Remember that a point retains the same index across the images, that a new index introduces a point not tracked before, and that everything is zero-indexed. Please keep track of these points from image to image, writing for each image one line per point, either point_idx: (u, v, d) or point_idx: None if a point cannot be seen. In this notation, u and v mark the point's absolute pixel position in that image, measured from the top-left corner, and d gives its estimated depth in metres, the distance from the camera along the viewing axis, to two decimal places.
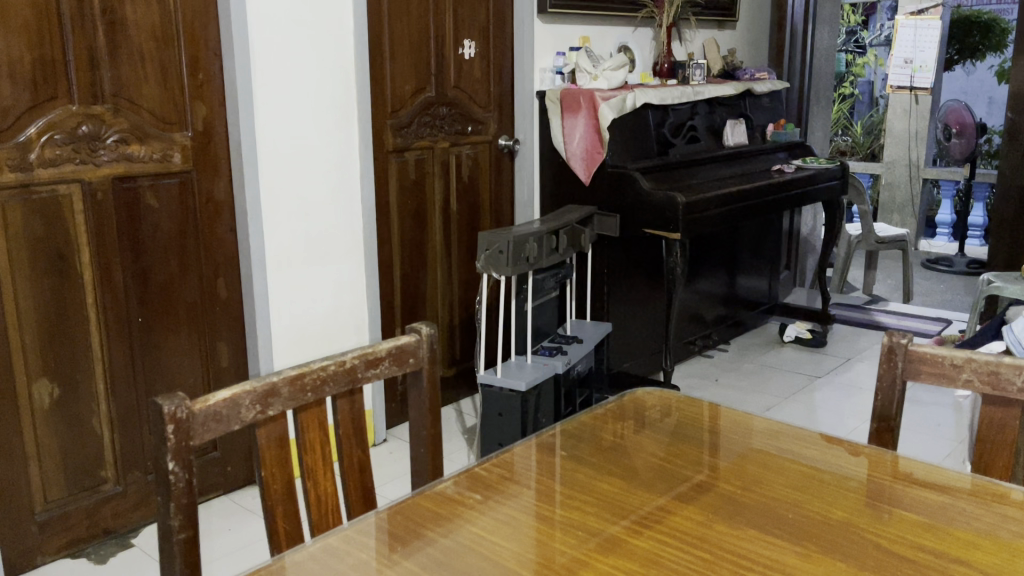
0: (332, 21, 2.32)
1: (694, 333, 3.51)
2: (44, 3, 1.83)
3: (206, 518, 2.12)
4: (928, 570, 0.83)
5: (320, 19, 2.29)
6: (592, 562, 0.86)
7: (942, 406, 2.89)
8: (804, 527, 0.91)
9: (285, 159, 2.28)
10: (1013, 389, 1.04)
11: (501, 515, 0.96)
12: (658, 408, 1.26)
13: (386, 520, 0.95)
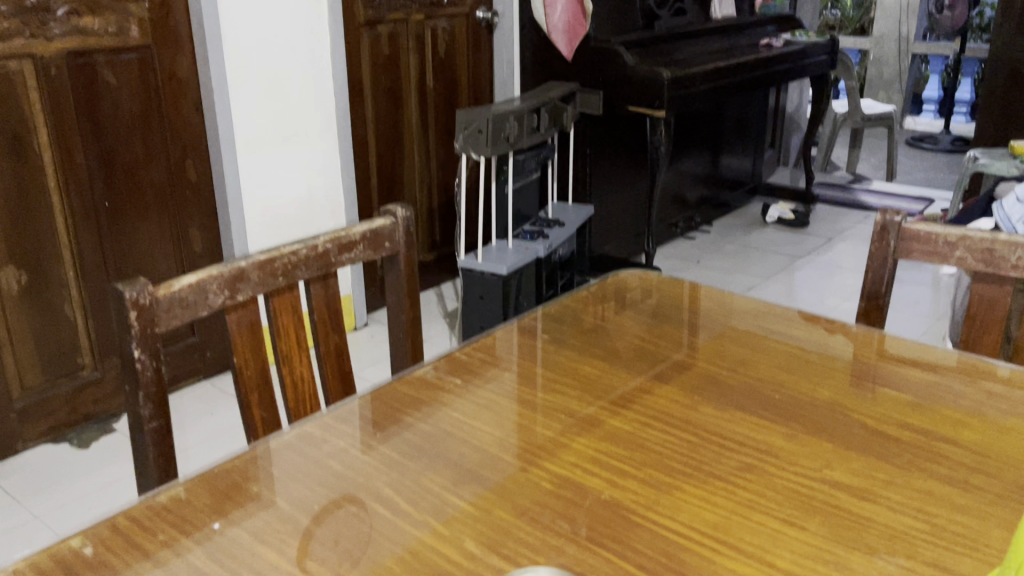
0: None
1: (676, 214, 3.48)
2: None
3: (176, 407, 2.09)
4: (914, 448, 0.82)
5: None
6: (574, 445, 0.85)
7: (921, 283, 2.90)
8: (790, 407, 0.90)
9: (250, 31, 2.15)
10: (1006, 266, 1.01)
11: (481, 399, 0.94)
12: (641, 289, 1.22)
13: (364, 406, 0.93)
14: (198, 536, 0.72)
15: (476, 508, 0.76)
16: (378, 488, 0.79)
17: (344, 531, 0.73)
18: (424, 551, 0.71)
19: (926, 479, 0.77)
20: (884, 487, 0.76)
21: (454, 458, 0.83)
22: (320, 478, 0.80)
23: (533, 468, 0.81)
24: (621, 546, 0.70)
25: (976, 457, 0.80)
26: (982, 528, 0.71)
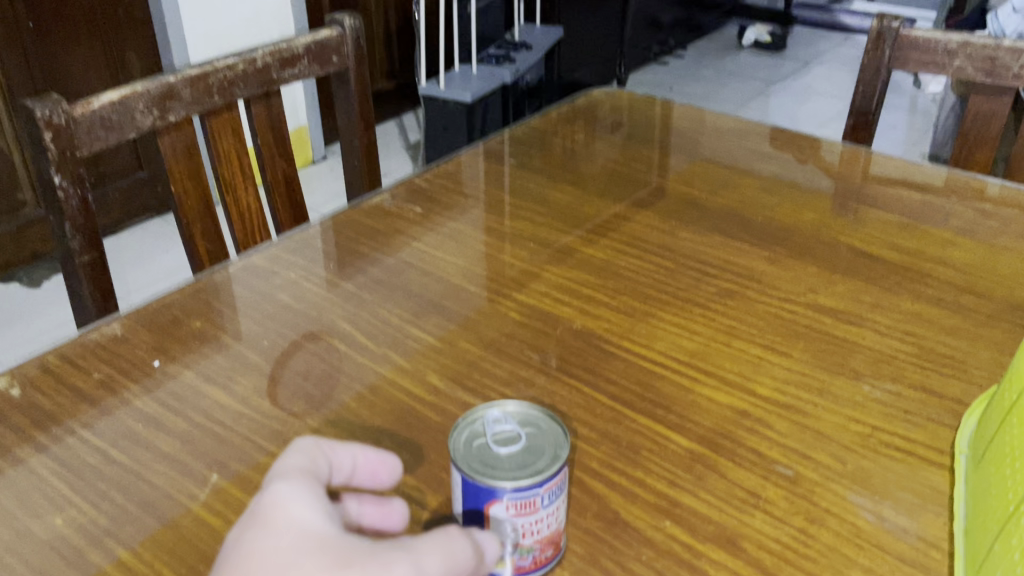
0: None
1: (649, 39, 3.32)
2: None
3: (112, 250, 1.98)
4: (903, 270, 0.77)
5: None
6: (543, 275, 0.79)
7: (899, 106, 2.83)
8: (772, 230, 0.84)
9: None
10: (1007, 76, 0.93)
11: (444, 229, 0.87)
12: (614, 109, 1.14)
13: (317, 236, 0.86)
14: (140, 377, 0.67)
15: (439, 342, 0.71)
16: (333, 323, 0.74)
17: (297, 370, 0.68)
18: (384, 388, 0.66)
19: (914, 300, 0.73)
20: (870, 311, 0.72)
21: (415, 291, 0.78)
22: (270, 312, 0.75)
23: (500, 300, 0.76)
24: (595, 377, 0.66)
25: (968, 279, 0.76)
26: (971, 350, 0.67)
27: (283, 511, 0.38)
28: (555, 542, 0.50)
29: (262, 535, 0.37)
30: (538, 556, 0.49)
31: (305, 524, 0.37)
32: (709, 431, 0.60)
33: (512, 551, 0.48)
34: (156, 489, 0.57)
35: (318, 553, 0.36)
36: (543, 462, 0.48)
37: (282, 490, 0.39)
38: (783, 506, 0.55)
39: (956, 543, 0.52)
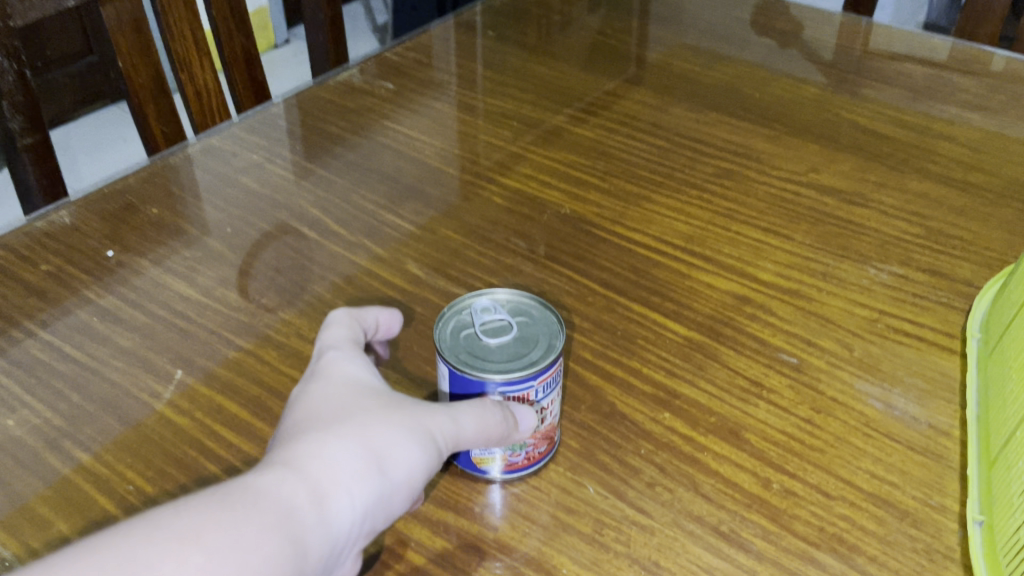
0: None
1: None
2: None
3: (61, 140, 1.88)
4: (910, 147, 0.73)
5: None
6: (528, 156, 0.74)
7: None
8: (771, 107, 0.79)
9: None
10: None
11: (419, 107, 0.81)
12: None
13: (282, 115, 0.79)
14: (94, 269, 0.62)
15: (418, 228, 0.66)
16: (302, 209, 0.68)
17: (267, 260, 0.63)
18: (360, 279, 0.61)
19: (922, 179, 0.69)
20: (875, 190, 0.68)
21: (391, 175, 0.72)
22: (233, 197, 0.69)
23: (482, 183, 0.70)
24: (586, 264, 0.62)
25: (977, 156, 0.71)
26: (982, 231, 0.63)
27: (342, 368, 0.43)
28: (549, 437, 0.47)
29: (325, 383, 0.42)
30: (532, 452, 0.46)
31: (360, 377, 0.43)
32: (708, 319, 0.57)
33: (503, 446, 0.45)
34: (117, 388, 0.53)
35: (375, 397, 0.42)
36: (537, 353, 0.45)
37: (335, 354, 0.44)
38: (789, 395, 0.52)
39: (968, 430, 0.49)
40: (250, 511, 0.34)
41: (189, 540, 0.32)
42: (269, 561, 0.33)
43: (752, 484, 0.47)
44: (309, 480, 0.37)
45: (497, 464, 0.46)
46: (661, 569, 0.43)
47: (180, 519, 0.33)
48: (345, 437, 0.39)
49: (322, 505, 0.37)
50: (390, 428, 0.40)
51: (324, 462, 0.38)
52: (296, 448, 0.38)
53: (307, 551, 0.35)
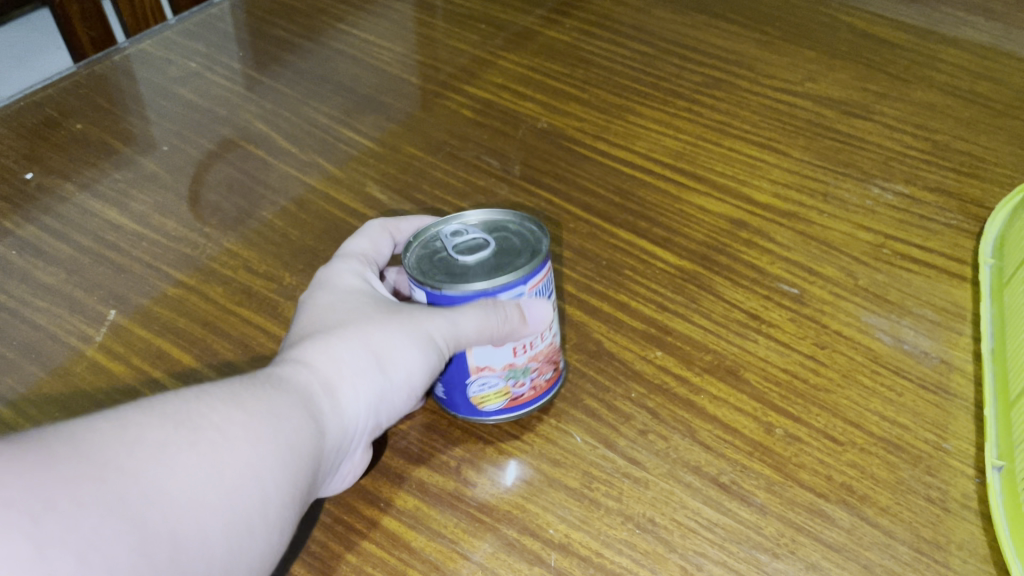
0: None
1: None
2: None
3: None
4: (911, 54, 0.67)
5: None
6: (497, 62, 0.67)
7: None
8: (759, 8, 0.73)
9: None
10: None
11: (374, 8, 0.73)
12: None
13: (222, 16, 0.71)
14: (11, 195, 0.55)
15: (377, 145, 0.59)
16: (247, 124, 0.61)
17: (208, 182, 0.57)
18: (314, 203, 0.55)
19: (927, 90, 0.63)
20: (876, 101, 0.62)
21: (346, 85, 0.65)
22: (168, 111, 0.62)
23: (448, 94, 0.64)
24: (565, 185, 0.56)
25: (983, 62, 0.66)
26: (990, 146, 0.59)
27: (351, 279, 0.42)
28: (554, 361, 0.43)
29: (338, 289, 0.42)
30: (537, 380, 0.43)
31: (370, 290, 0.42)
32: (700, 246, 0.52)
33: (504, 373, 0.42)
34: (40, 329, 0.47)
35: (381, 301, 0.41)
36: (522, 260, 0.40)
37: (348, 265, 0.43)
38: (790, 330, 0.47)
39: (983, 366, 0.45)
40: (272, 389, 0.34)
41: (225, 405, 0.32)
42: (296, 433, 0.33)
43: (753, 431, 0.43)
44: (319, 371, 0.36)
45: (498, 402, 0.42)
46: (657, 527, 0.39)
47: (215, 389, 0.33)
48: (351, 334, 0.38)
49: (334, 394, 0.36)
50: (396, 324, 0.39)
51: (334, 355, 0.37)
52: (312, 343, 0.37)
53: (323, 434, 0.35)
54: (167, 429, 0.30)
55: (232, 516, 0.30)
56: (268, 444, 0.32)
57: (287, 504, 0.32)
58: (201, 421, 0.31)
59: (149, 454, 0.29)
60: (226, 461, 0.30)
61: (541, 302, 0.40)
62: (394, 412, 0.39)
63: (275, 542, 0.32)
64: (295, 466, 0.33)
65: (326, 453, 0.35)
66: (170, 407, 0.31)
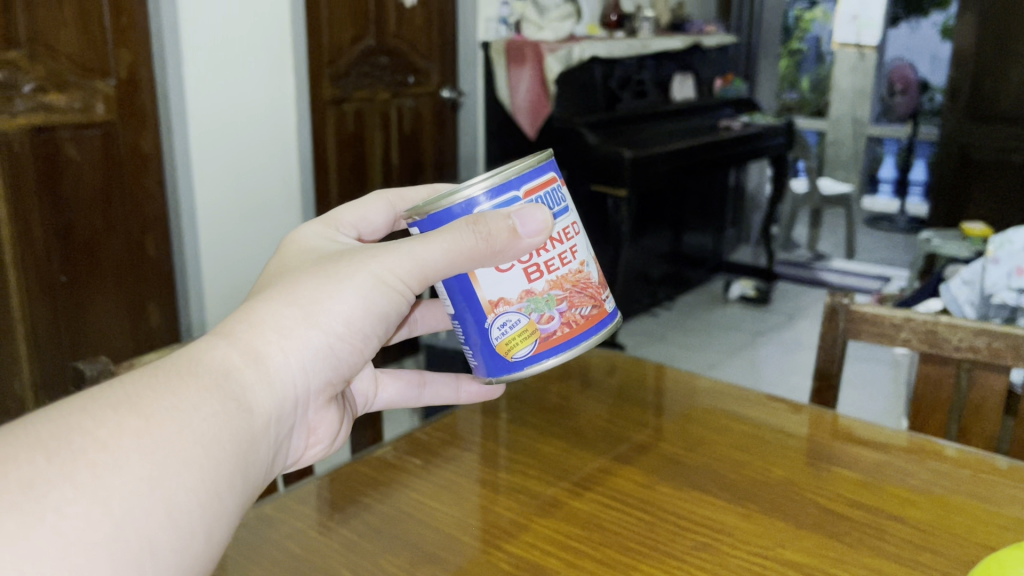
0: None
1: (641, 291, 3.60)
2: None
3: None
4: (865, 527, 0.83)
5: None
6: (532, 526, 0.85)
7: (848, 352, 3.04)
8: (743, 486, 0.91)
9: (213, 99, 2.28)
10: (949, 347, 1.03)
11: (441, 479, 0.95)
12: (603, 368, 1.25)
13: (326, 487, 0.93)
14: None
15: None
16: (336, 571, 0.79)
17: None
18: None
19: (871, 556, 0.78)
20: (832, 566, 0.77)
21: (413, 539, 0.84)
22: (278, 560, 0.81)
23: (490, 550, 0.81)
24: None
25: (920, 534, 0.81)
26: None
27: (294, 257, 0.61)
28: (573, 301, 0.69)
29: (280, 266, 0.60)
30: (561, 313, 0.69)
31: (317, 249, 0.62)
32: None
33: (523, 306, 0.68)
34: None
35: (312, 262, 0.58)
36: (514, 176, 0.65)
37: (300, 239, 0.63)
38: None
39: None
40: (179, 375, 0.46)
41: (114, 412, 0.42)
42: (205, 421, 0.45)
43: None
44: (242, 341, 0.51)
45: (532, 344, 0.69)
46: None
47: (105, 395, 0.43)
48: (276, 302, 0.53)
49: (263, 357, 0.51)
50: (334, 281, 0.56)
51: (267, 318, 0.52)
52: (235, 321, 0.52)
53: (232, 390, 0.48)
54: (40, 461, 0.38)
55: (127, 526, 0.40)
56: (157, 455, 0.42)
57: (188, 499, 0.43)
58: (80, 454, 0.40)
59: (30, 488, 0.37)
60: (110, 483, 0.40)
61: (535, 213, 0.63)
62: (337, 352, 0.56)
63: (181, 540, 0.43)
64: (197, 460, 0.44)
65: (248, 419, 0.48)
66: (48, 439, 0.39)
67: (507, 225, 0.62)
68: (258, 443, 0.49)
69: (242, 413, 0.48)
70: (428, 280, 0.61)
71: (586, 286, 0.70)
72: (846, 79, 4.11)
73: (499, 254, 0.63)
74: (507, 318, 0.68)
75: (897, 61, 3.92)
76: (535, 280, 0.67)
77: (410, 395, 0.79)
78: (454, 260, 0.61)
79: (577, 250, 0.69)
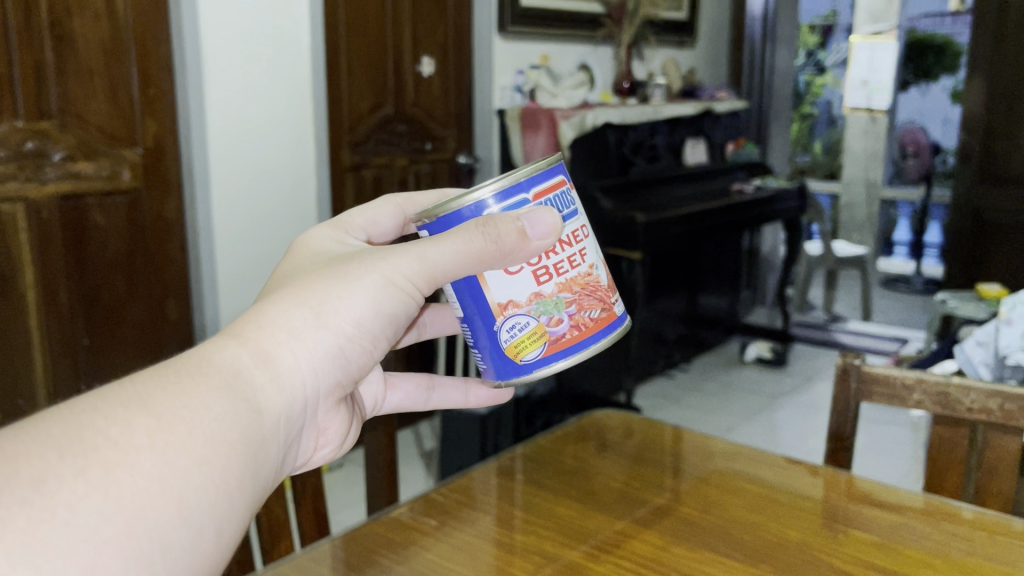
0: (283, 54, 2.42)
1: (657, 353, 3.60)
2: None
3: None
4: None
5: (270, 56, 2.37)
6: None
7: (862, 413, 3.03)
8: (758, 548, 0.91)
9: (236, 163, 2.34)
10: (962, 408, 1.03)
11: (457, 541, 0.95)
12: (620, 430, 1.26)
13: (342, 548, 0.93)
14: None
15: None
16: None
17: None
18: None
19: None
20: None
21: None
22: None
23: None
24: None
25: None
26: None
27: (303, 260, 0.63)
28: (581, 305, 0.72)
29: (289, 269, 0.62)
30: (570, 317, 0.71)
31: (325, 251, 0.64)
32: None
33: (534, 309, 0.70)
34: None
35: (321, 265, 0.60)
36: (523, 178, 0.67)
37: (309, 244, 0.66)
38: None
39: None
40: (190, 373, 0.48)
41: (126, 411, 0.44)
42: (215, 421, 0.47)
43: None
44: (252, 343, 0.52)
45: (539, 348, 0.72)
46: None
47: (117, 394, 0.44)
48: (285, 303, 0.55)
49: (272, 358, 0.53)
50: (343, 282, 0.58)
51: (277, 319, 0.54)
52: (245, 323, 0.53)
53: (243, 389, 0.50)
54: (53, 459, 0.40)
55: (137, 523, 0.41)
56: (168, 454, 0.44)
57: (199, 498, 0.44)
58: (91, 452, 0.41)
59: (42, 486, 0.39)
60: (121, 481, 0.41)
61: (545, 215, 0.65)
62: (347, 353, 0.58)
63: (191, 537, 0.44)
64: (208, 460, 0.45)
65: (258, 418, 0.50)
66: (60, 437, 0.41)
67: (517, 227, 0.64)
68: (269, 441, 0.51)
69: (252, 412, 0.49)
70: (436, 281, 0.63)
71: (595, 289, 0.72)
72: (859, 143, 4.13)
73: (508, 256, 0.65)
74: (516, 321, 0.71)
75: (908, 124, 3.93)
76: (544, 283, 0.70)
77: (418, 398, 0.82)
78: (463, 261, 0.63)
79: (586, 253, 0.72)
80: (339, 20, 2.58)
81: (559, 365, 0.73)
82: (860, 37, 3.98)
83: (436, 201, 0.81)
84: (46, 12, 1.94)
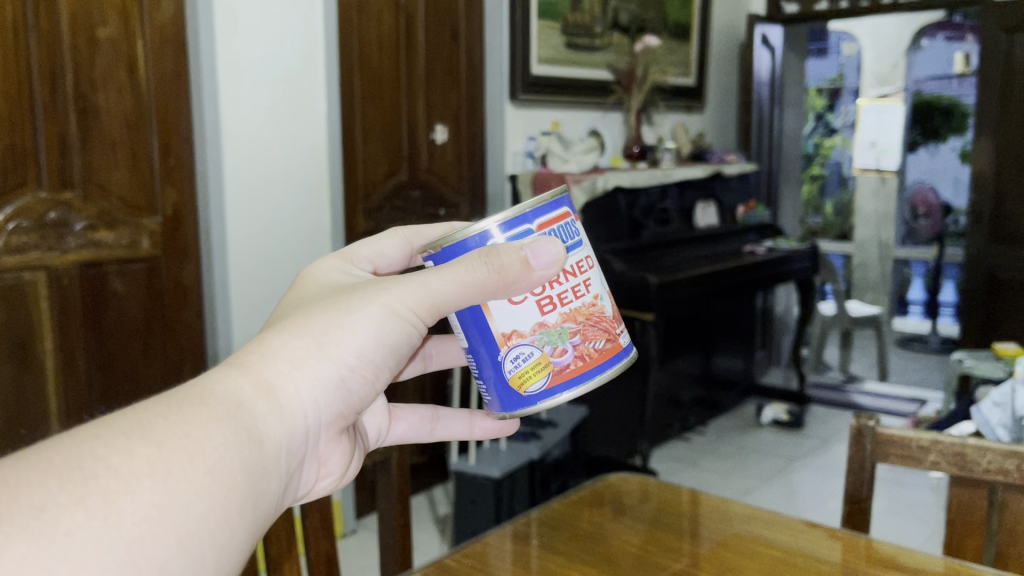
0: (304, 123, 2.49)
1: (673, 415, 3.57)
2: (21, 125, 1.93)
3: None
4: None
5: (294, 133, 2.46)
6: None
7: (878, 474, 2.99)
8: None
9: (251, 225, 2.38)
10: (979, 470, 1.03)
11: None
12: (635, 494, 1.25)
13: None
14: None
15: None
16: None
17: None
18: None
19: None
20: None
21: None
22: None
23: None
24: None
25: None
26: None
27: (305, 292, 0.64)
28: (584, 335, 0.73)
29: (292, 301, 0.63)
30: (572, 347, 0.73)
31: (329, 283, 0.66)
32: None
33: (538, 338, 0.72)
34: None
35: (324, 297, 0.62)
36: (528, 210, 0.69)
37: (313, 275, 0.67)
38: None
39: None
40: (193, 402, 0.49)
41: (128, 440, 0.44)
42: (216, 452, 0.47)
43: None
44: (254, 375, 0.53)
45: (543, 379, 0.73)
46: None
47: (119, 423, 0.45)
48: (288, 334, 0.56)
49: (274, 389, 0.54)
50: (345, 313, 0.59)
51: (280, 349, 0.55)
52: (248, 354, 0.54)
53: (243, 418, 0.50)
54: (54, 487, 0.41)
55: (136, 552, 0.42)
56: (169, 483, 0.44)
57: (200, 529, 0.45)
58: (92, 480, 0.42)
59: (41, 513, 0.40)
60: (121, 509, 0.42)
61: (547, 248, 0.67)
62: (349, 384, 0.59)
63: (191, 568, 0.45)
64: (209, 490, 0.46)
65: (259, 450, 0.51)
66: (61, 465, 0.42)
67: (520, 256, 0.65)
68: (270, 471, 0.52)
69: (253, 442, 0.50)
70: (440, 311, 0.64)
71: (600, 320, 0.74)
72: (870, 203, 4.61)
73: (512, 286, 0.66)
74: (520, 351, 0.72)
75: (918, 185, 4.49)
76: (547, 313, 0.71)
77: (423, 429, 0.83)
78: (466, 291, 0.65)
79: (590, 283, 0.73)
80: (354, 89, 2.64)
81: (563, 397, 0.74)
82: (868, 99, 4.38)
83: (442, 234, 0.83)
84: (72, 87, 2.00)
